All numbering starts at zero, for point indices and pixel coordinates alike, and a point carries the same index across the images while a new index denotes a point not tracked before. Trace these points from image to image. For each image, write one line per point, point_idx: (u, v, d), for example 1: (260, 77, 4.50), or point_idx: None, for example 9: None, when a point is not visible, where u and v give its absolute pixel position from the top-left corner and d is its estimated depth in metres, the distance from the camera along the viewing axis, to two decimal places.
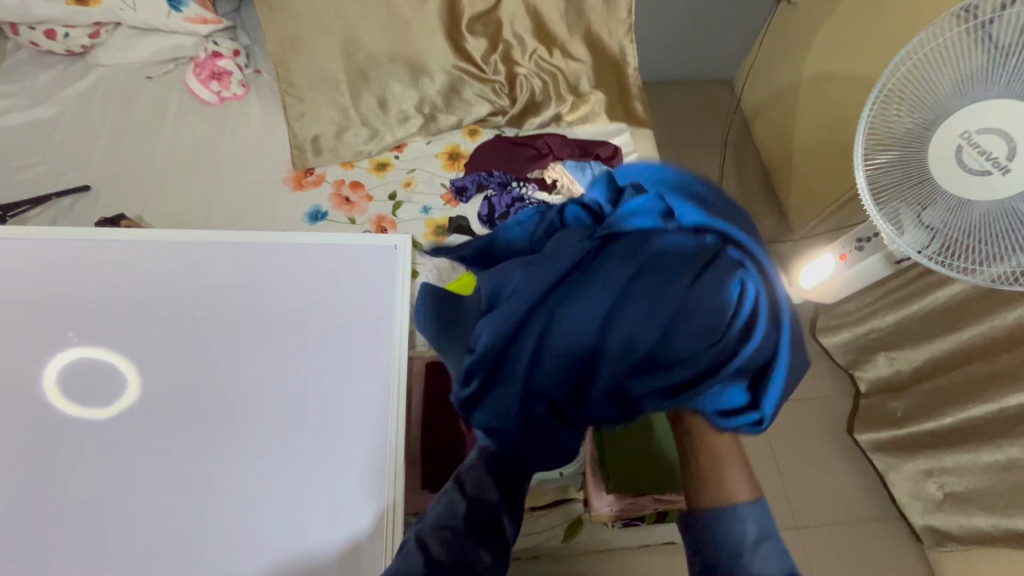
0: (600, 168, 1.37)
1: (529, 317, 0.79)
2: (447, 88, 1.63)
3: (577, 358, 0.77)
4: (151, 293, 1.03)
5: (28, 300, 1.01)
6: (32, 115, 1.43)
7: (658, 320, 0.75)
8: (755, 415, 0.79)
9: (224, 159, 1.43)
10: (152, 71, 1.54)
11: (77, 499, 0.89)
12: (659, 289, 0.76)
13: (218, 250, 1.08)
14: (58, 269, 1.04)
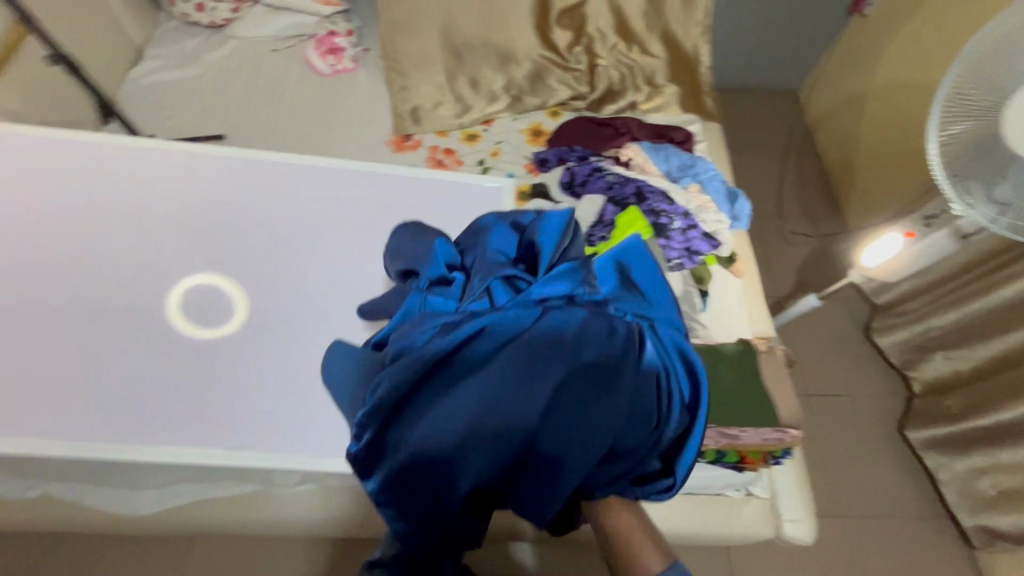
0: (672, 152, 1.56)
1: (424, 399, 0.71)
2: (532, 74, 1.79)
3: (468, 453, 0.69)
4: (245, 210, 1.13)
5: (129, 203, 1.10)
6: (177, 74, 1.65)
7: (567, 414, 0.70)
8: (667, 482, 0.77)
9: (336, 121, 1.62)
10: (277, 44, 1.75)
11: (181, 387, 0.98)
12: (575, 378, 0.71)
13: (308, 179, 1.18)
14: (187, 184, 1.14)
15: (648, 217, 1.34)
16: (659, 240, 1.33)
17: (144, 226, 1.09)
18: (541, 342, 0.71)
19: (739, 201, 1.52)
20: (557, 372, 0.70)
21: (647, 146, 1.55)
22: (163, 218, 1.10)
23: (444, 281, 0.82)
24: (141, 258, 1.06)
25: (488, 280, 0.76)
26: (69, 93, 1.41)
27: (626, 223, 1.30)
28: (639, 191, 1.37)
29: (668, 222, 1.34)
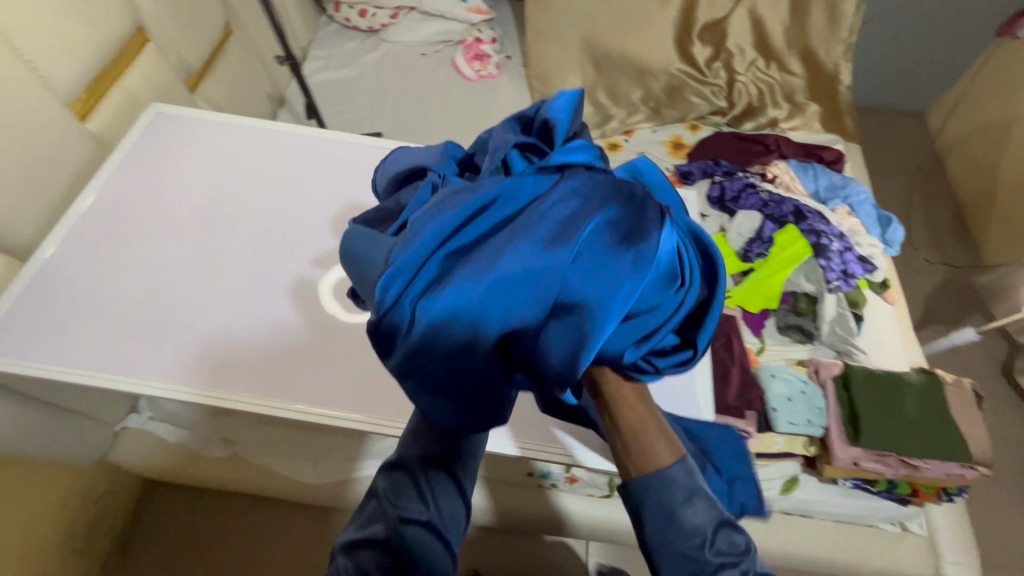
0: (820, 173, 1.52)
1: (434, 272, 0.62)
2: (670, 87, 1.80)
3: (495, 325, 0.61)
4: None
5: (307, 179, 1.05)
6: (338, 74, 1.77)
7: (592, 266, 0.61)
8: (686, 354, 0.69)
9: (485, 126, 1.69)
10: (425, 48, 1.84)
11: (343, 368, 0.85)
12: (607, 229, 0.63)
13: None
14: (370, 175, 1.07)
15: (809, 238, 1.31)
16: (818, 261, 1.30)
17: (301, 196, 1.02)
18: (569, 194, 0.65)
19: (892, 226, 1.47)
20: (568, 233, 0.62)
21: (795, 164, 1.53)
22: (329, 186, 1.04)
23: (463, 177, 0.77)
24: (318, 234, 0.98)
25: (504, 152, 0.71)
26: (254, 88, 1.53)
27: (784, 242, 1.30)
28: (797, 210, 1.35)
29: (829, 243, 1.31)
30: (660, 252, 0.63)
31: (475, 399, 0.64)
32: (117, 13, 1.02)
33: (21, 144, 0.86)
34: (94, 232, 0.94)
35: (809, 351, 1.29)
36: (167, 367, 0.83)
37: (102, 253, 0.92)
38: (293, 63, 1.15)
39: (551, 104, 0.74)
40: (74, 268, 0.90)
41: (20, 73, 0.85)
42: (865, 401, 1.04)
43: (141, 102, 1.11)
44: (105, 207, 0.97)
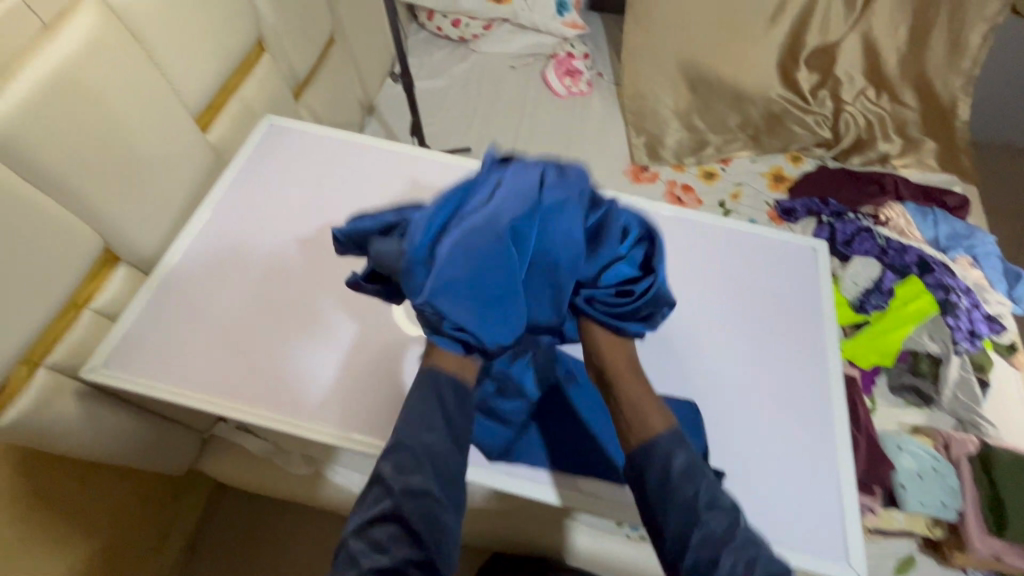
0: (941, 219, 1.40)
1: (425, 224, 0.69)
2: (770, 113, 1.68)
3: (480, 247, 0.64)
4: None
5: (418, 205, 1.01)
6: (426, 84, 1.74)
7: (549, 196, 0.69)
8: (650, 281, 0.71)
9: (575, 145, 1.63)
10: (515, 61, 1.80)
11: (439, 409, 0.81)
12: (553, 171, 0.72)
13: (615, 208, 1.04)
14: None
15: (935, 291, 1.21)
16: (944, 319, 1.19)
17: None
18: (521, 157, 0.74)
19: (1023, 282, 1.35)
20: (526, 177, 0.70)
21: (912, 208, 1.41)
22: None
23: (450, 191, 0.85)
24: None
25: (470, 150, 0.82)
26: (349, 97, 1.52)
27: (906, 295, 1.20)
28: (921, 261, 1.24)
29: (958, 300, 1.20)
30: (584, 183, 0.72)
31: (501, 326, 0.66)
32: (246, 26, 1.01)
33: (156, 158, 0.86)
34: (218, 250, 0.93)
35: (924, 416, 1.19)
36: (292, 396, 0.81)
37: (222, 270, 0.91)
38: (408, 81, 1.10)
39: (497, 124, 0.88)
40: (203, 287, 0.89)
41: (160, 88, 0.85)
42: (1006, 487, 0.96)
43: (255, 113, 1.10)
44: (229, 224, 0.96)
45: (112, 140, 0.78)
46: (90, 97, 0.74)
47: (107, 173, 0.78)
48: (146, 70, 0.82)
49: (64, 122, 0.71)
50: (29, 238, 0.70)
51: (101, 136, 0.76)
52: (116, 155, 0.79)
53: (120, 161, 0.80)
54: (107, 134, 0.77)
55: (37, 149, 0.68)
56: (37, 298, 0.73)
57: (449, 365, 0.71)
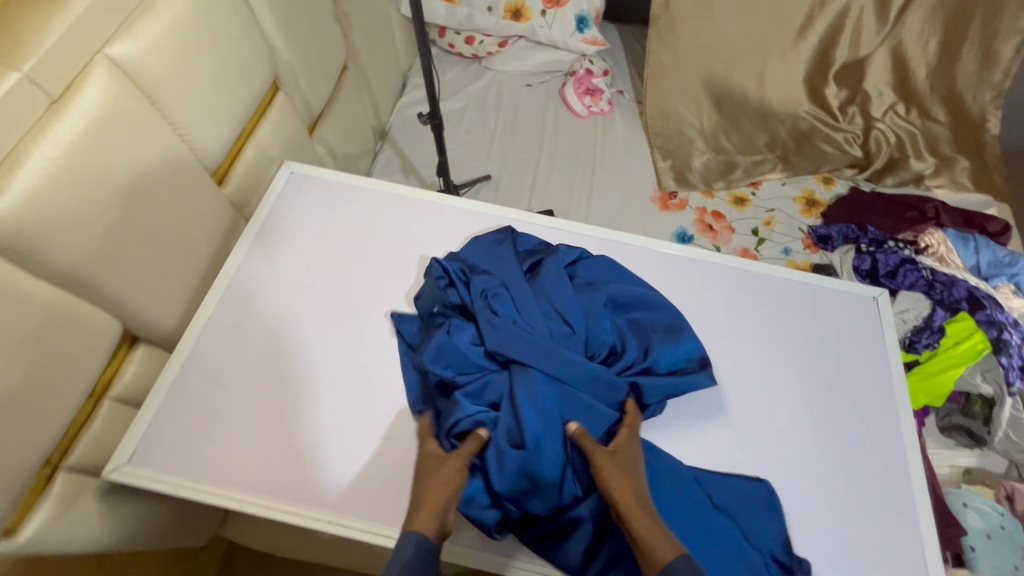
0: (983, 245, 1.36)
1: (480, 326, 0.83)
2: (799, 132, 1.62)
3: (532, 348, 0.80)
4: None
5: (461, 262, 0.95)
6: (440, 106, 1.65)
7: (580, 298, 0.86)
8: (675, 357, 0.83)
9: (599, 169, 1.56)
10: (531, 80, 1.72)
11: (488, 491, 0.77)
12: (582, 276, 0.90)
13: (667, 261, 1.00)
14: None
15: (987, 329, 1.16)
16: (998, 359, 1.14)
17: None
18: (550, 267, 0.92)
19: None
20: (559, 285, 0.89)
21: (953, 235, 1.36)
22: None
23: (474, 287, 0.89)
24: None
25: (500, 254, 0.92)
26: (363, 124, 1.44)
27: (956, 333, 1.17)
28: (971, 295, 1.20)
29: (1012, 337, 1.14)
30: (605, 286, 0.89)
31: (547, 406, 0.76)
32: (265, 69, 0.93)
33: (175, 227, 0.79)
34: (247, 321, 0.86)
35: (976, 457, 1.15)
36: (335, 489, 0.75)
37: (255, 342, 0.85)
38: (438, 124, 1.04)
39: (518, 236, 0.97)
40: (235, 364, 0.82)
41: (178, 151, 0.78)
42: None
43: (274, 159, 1.03)
44: (257, 290, 0.89)
45: (130, 216, 0.71)
46: (103, 172, 0.66)
47: (124, 252, 0.71)
48: (164, 133, 0.74)
49: (76, 205, 0.63)
50: (45, 334, 0.63)
51: (117, 214, 0.69)
52: (133, 232, 0.72)
53: (138, 238, 0.73)
54: (121, 210, 0.69)
55: (47, 240, 0.61)
56: (54, 400, 0.66)
57: (426, 526, 0.66)
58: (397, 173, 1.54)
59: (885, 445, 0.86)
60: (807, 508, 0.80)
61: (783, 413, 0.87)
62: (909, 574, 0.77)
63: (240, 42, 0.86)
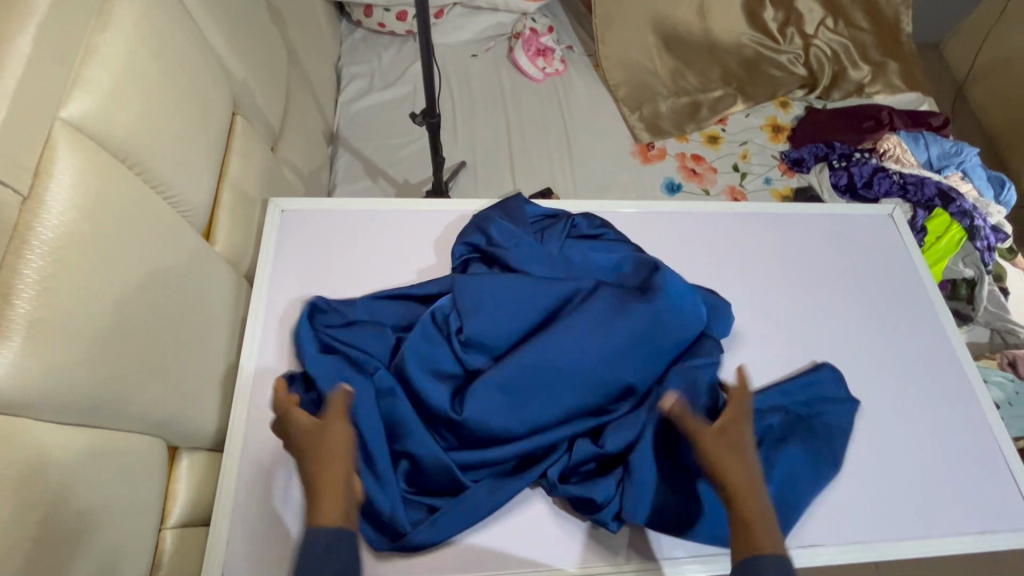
0: (933, 140, 1.46)
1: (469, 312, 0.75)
2: (748, 61, 1.61)
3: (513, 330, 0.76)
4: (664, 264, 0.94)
5: None
6: (387, 95, 1.48)
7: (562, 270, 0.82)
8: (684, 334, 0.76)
9: (572, 132, 1.50)
10: (476, 49, 1.61)
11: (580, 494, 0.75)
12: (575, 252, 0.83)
13: (700, 220, 0.99)
14: None
15: (961, 219, 1.28)
16: (973, 244, 1.27)
17: None
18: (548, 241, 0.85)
19: (1007, 187, 1.42)
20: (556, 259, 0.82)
21: (905, 135, 1.46)
22: None
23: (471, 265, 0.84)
24: None
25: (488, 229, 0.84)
26: (315, 132, 1.27)
27: (937, 228, 1.27)
28: (942, 192, 1.31)
29: (981, 223, 1.28)
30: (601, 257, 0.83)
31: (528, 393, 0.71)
32: (224, 93, 0.79)
33: (187, 307, 0.69)
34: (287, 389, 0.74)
35: (966, 334, 1.27)
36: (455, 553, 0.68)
37: None
38: (435, 123, 0.99)
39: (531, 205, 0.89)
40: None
41: (168, 219, 0.66)
42: None
43: (254, 199, 0.88)
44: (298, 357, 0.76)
45: (142, 308, 0.61)
46: (104, 266, 0.56)
47: (148, 351, 0.61)
48: (149, 203, 0.63)
49: (87, 311, 0.53)
50: (85, 465, 0.53)
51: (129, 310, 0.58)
52: (150, 325, 0.61)
53: (155, 332, 0.62)
54: (133, 304, 0.59)
55: (68, 357, 0.51)
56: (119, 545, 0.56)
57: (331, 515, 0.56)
58: (363, 178, 1.35)
59: (937, 346, 0.91)
60: (893, 422, 0.83)
61: (845, 340, 0.90)
62: (988, 453, 0.82)
63: (196, 73, 0.73)
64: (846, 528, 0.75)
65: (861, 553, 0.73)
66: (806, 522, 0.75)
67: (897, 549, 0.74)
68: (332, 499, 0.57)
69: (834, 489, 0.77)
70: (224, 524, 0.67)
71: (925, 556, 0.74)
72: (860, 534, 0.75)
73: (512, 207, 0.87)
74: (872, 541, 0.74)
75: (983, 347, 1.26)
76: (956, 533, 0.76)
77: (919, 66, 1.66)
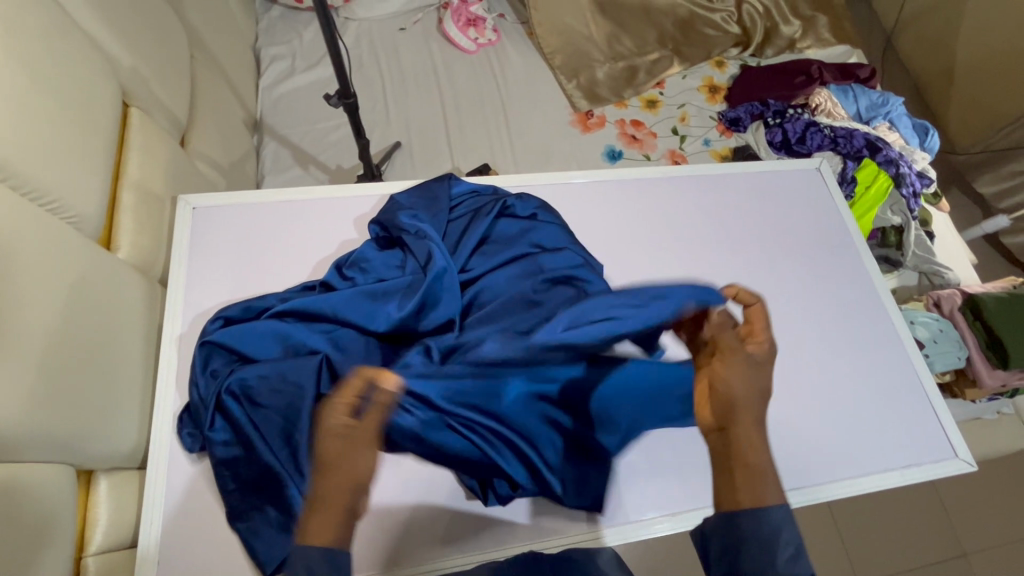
0: (861, 91, 1.49)
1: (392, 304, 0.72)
2: (682, 21, 1.59)
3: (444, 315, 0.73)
4: (602, 235, 0.93)
5: None
6: (311, 76, 1.40)
7: (490, 256, 0.80)
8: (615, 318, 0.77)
9: (510, 104, 1.46)
10: (403, 22, 1.54)
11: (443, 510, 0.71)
12: (499, 239, 0.83)
13: (634, 188, 0.99)
14: None
15: (888, 168, 1.32)
16: (901, 191, 1.32)
17: None
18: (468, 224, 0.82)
19: (931, 134, 1.47)
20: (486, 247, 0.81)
21: (835, 89, 1.48)
22: None
23: (389, 245, 0.80)
24: None
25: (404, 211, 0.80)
26: (234, 119, 1.19)
27: (866, 178, 1.31)
28: (869, 142, 1.34)
29: (906, 171, 1.32)
30: (524, 236, 0.83)
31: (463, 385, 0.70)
32: (109, 84, 0.73)
33: (88, 320, 0.64)
34: None
35: (895, 279, 1.33)
36: None
37: None
38: (353, 103, 0.95)
39: (457, 187, 0.86)
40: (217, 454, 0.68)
41: (52, 226, 0.61)
42: (997, 316, 1.16)
43: (161, 198, 0.82)
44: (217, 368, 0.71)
45: (30, 327, 0.55)
46: None
47: (47, 370, 0.57)
48: (25, 213, 0.58)
49: None
50: None
51: (13, 328, 0.54)
52: (42, 344, 0.57)
53: (47, 351, 0.57)
54: (19, 324, 0.54)
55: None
56: None
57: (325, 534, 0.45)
58: (292, 167, 1.27)
59: (864, 293, 0.94)
60: (827, 370, 0.86)
61: (779, 296, 0.92)
62: (913, 394, 0.86)
63: (67, 63, 0.66)
64: (783, 476, 0.78)
65: (798, 499, 0.77)
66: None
67: (832, 491, 0.78)
68: (336, 494, 0.46)
69: (771, 439, 0.80)
70: (153, 540, 0.64)
71: (857, 493, 0.78)
72: (798, 480, 0.78)
73: (434, 190, 0.85)
74: (807, 485, 0.78)
75: (912, 291, 1.33)
76: (883, 469, 0.80)
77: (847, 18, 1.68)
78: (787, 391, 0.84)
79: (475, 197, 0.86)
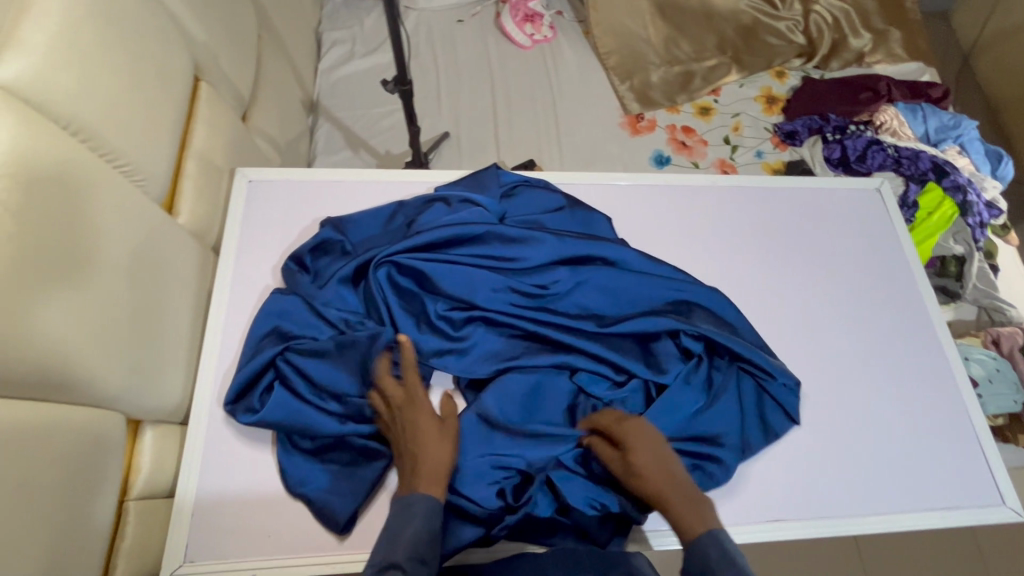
0: (932, 112, 1.41)
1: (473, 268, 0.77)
2: (745, 27, 1.54)
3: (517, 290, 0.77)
4: (645, 238, 0.92)
5: None
6: (368, 62, 1.43)
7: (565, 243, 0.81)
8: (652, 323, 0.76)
9: (560, 102, 1.45)
10: (461, 14, 1.56)
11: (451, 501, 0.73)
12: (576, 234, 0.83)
13: (680, 192, 0.97)
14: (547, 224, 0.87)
15: (954, 195, 1.25)
16: (966, 220, 1.25)
17: None
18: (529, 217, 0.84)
19: (1004, 162, 1.38)
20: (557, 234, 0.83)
21: (903, 107, 1.41)
22: None
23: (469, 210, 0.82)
24: None
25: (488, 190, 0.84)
26: (293, 99, 1.22)
27: (929, 204, 1.25)
28: (936, 165, 1.28)
29: (974, 199, 1.26)
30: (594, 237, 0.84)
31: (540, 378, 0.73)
32: (184, 60, 0.77)
33: (148, 279, 0.67)
34: None
35: (952, 311, 1.26)
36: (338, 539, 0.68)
37: None
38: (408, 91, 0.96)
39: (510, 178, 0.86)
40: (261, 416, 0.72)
41: (124, 189, 0.65)
42: None
43: (221, 169, 0.85)
44: None
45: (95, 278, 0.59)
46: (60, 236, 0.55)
47: (105, 324, 0.60)
48: (100, 173, 0.61)
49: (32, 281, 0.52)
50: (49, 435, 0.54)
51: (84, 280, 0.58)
52: (103, 298, 0.60)
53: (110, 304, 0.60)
54: (88, 281, 0.58)
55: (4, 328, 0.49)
56: (77, 516, 0.56)
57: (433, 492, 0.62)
58: (343, 149, 1.31)
59: (914, 320, 0.90)
60: (868, 398, 0.83)
61: (822, 317, 0.89)
62: (963, 431, 0.82)
63: (149, 36, 0.70)
64: (810, 503, 0.75)
65: (824, 527, 0.74)
66: (769, 495, 0.75)
67: (865, 524, 0.75)
68: (431, 473, 0.63)
69: (803, 462, 0.78)
70: (190, 491, 0.68)
71: (889, 529, 0.75)
72: (826, 508, 0.75)
73: (483, 178, 0.86)
74: (837, 514, 0.75)
75: (969, 326, 1.26)
76: (924, 508, 0.76)
77: (923, 34, 1.59)
78: (826, 412, 0.81)
79: (527, 187, 0.87)
